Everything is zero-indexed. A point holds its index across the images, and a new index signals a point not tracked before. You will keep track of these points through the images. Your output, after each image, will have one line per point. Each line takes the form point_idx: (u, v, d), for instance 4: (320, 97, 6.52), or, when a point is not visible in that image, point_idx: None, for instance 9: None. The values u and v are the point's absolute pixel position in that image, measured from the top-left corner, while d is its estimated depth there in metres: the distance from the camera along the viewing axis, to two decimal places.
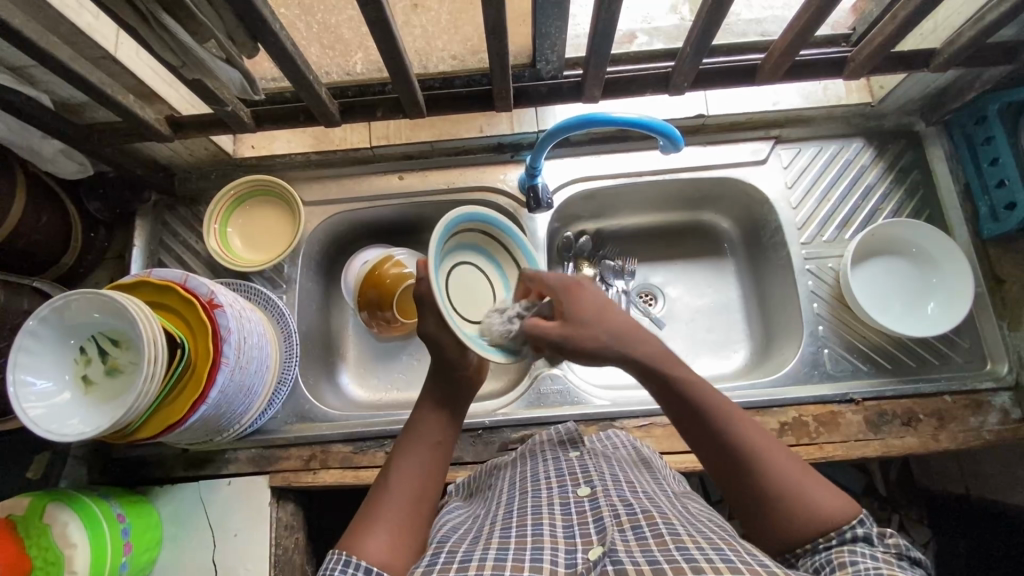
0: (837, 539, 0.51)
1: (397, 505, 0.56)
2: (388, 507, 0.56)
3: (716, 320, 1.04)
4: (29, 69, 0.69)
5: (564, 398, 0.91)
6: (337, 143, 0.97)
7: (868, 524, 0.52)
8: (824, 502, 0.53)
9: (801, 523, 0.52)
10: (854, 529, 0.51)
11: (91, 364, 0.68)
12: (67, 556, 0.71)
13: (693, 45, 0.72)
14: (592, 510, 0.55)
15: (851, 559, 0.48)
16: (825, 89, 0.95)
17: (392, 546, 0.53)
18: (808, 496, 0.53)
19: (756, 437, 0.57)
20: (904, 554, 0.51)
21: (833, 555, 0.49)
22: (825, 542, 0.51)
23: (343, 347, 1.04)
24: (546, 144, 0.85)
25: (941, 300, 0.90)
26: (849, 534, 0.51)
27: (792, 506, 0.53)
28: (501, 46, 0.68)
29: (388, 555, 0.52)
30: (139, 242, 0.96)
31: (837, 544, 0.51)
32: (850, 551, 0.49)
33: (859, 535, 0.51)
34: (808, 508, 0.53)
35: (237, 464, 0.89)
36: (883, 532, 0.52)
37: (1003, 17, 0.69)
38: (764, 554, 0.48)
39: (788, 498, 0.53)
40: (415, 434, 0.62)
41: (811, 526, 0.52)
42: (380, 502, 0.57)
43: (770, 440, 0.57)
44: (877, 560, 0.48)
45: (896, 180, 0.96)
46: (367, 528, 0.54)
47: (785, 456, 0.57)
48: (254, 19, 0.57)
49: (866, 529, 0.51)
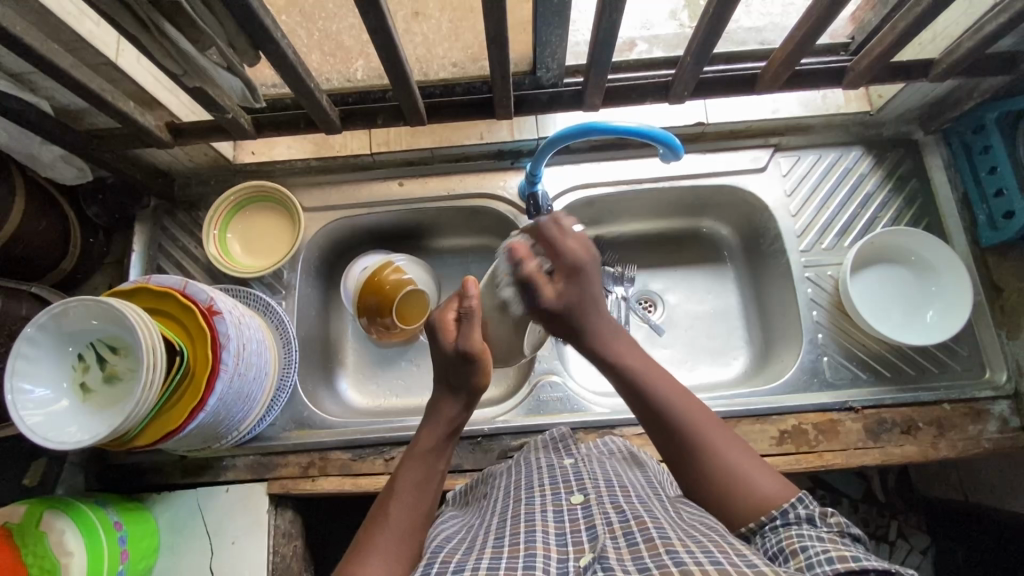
0: (780, 521, 0.53)
1: (399, 534, 0.56)
2: (389, 533, 0.56)
3: (716, 327, 1.04)
4: (30, 75, 0.69)
5: (564, 406, 0.91)
6: (338, 149, 0.98)
7: (811, 503, 0.54)
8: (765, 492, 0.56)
9: (742, 504, 0.56)
10: (796, 511, 0.53)
11: (89, 371, 0.68)
12: (64, 564, 0.71)
13: (693, 55, 0.72)
14: (585, 518, 0.55)
15: (801, 546, 0.49)
16: (824, 98, 0.96)
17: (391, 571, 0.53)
18: (750, 478, 0.57)
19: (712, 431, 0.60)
20: (846, 531, 0.52)
21: (783, 543, 0.51)
22: (769, 523, 0.53)
23: (343, 353, 1.04)
24: (547, 153, 0.85)
25: (940, 308, 0.90)
26: (792, 516, 0.53)
27: (732, 485, 0.57)
28: (502, 54, 0.68)
29: None
30: (138, 248, 0.95)
31: (782, 526, 0.53)
32: (798, 535, 0.51)
33: (801, 516, 0.53)
34: (750, 492, 0.56)
35: (234, 471, 0.88)
36: (824, 512, 0.53)
37: (1001, 28, 0.69)
38: (750, 552, 0.48)
39: (730, 477, 0.57)
40: (421, 460, 0.61)
41: (753, 508, 0.55)
42: (378, 529, 0.56)
43: (722, 430, 0.60)
44: (821, 541, 0.49)
45: (895, 188, 0.96)
46: (364, 557, 0.54)
47: (726, 434, 0.60)
48: (255, 27, 0.57)
49: (808, 509, 0.53)
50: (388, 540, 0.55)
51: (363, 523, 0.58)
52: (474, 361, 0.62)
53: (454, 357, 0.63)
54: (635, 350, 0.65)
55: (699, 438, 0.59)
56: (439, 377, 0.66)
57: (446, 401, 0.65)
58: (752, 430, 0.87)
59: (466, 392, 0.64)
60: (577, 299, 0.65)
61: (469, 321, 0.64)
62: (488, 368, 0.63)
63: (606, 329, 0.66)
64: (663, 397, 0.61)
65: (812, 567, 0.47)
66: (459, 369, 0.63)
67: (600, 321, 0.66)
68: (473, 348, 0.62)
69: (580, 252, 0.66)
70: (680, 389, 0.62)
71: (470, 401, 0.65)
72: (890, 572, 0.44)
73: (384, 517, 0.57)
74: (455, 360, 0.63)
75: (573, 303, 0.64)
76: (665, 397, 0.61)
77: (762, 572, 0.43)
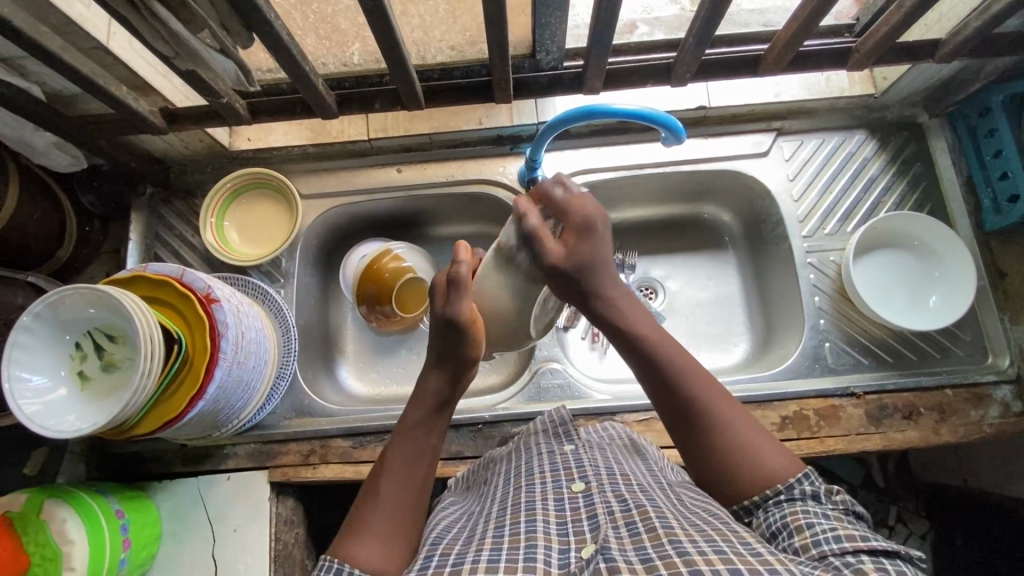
0: (785, 496, 0.53)
1: (392, 510, 0.55)
2: (383, 508, 0.55)
3: (718, 314, 1.03)
4: (20, 60, 0.68)
5: (565, 392, 0.91)
6: (335, 135, 0.96)
7: (817, 481, 0.54)
8: (772, 458, 0.56)
9: (746, 479, 0.55)
10: (802, 487, 0.53)
11: (87, 360, 0.67)
12: (65, 552, 0.71)
13: (696, 36, 0.71)
14: (587, 506, 0.55)
15: (807, 522, 0.50)
16: (827, 80, 0.94)
17: (391, 550, 0.53)
18: (755, 449, 0.56)
19: (717, 400, 0.58)
20: (850, 509, 0.53)
21: (788, 518, 0.51)
22: (773, 497, 0.54)
23: (342, 342, 1.03)
24: (546, 137, 0.83)
25: (942, 293, 0.89)
26: (797, 492, 0.53)
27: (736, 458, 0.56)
28: (500, 36, 0.67)
29: (382, 559, 0.52)
30: (135, 236, 0.94)
31: (787, 501, 0.53)
32: (804, 511, 0.51)
33: (807, 492, 0.53)
34: (757, 466, 0.55)
35: (235, 459, 0.88)
36: (829, 489, 0.54)
37: (1009, 7, 0.68)
38: (753, 539, 0.48)
39: (736, 452, 0.56)
40: (409, 435, 0.60)
41: (759, 483, 0.55)
42: (371, 504, 0.56)
43: (729, 400, 0.59)
44: (829, 519, 0.50)
45: (898, 172, 0.95)
46: (361, 531, 0.54)
47: (732, 401, 0.59)
48: (247, 8, 0.56)
49: (813, 486, 0.53)
50: (381, 514, 0.55)
51: (356, 499, 0.58)
52: (463, 330, 0.60)
53: (442, 326, 0.62)
54: (642, 311, 0.63)
55: (706, 413, 0.57)
56: (429, 345, 0.64)
57: (434, 371, 0.63)
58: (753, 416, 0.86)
59: (453, 364, 0.62)
60: (589, 259, 0.61)
61: (459, 287, 0.61)
62: (478, 338, 0.62)
63: (620, 299, 0.63)
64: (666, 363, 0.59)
65: (818, 545, 0.47)
66: (446, 336, 0.61)
67: (611, 280, 0.63)
68: (462, 315, 0.60)
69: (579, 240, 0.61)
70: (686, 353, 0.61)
71: (458, 374, 0.63)
72: (894, 551, 0.46)
73: (377, 492, 0.57)
74: (444, 328, 0.61)
75: (586, 263, 0.60)
76: (672, 362, 0.59)
77: (769, 562, 0.43)
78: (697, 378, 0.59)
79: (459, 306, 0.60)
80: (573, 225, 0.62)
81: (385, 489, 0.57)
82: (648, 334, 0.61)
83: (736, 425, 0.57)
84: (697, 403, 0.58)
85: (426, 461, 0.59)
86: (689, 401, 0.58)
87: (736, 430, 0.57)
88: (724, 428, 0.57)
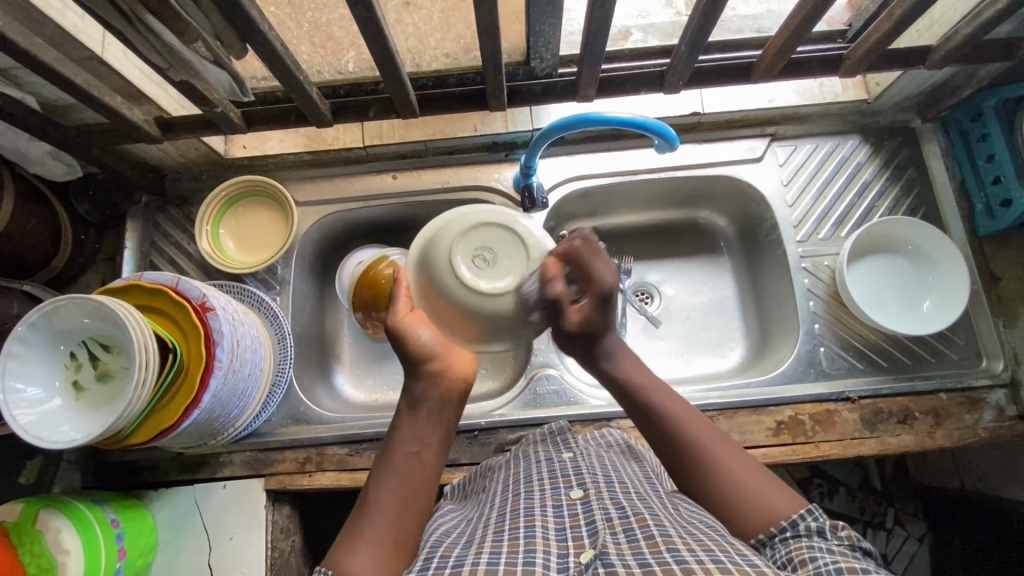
0: (791, 532, 0.52)
1: (383, 516, 0.56)
2: (375, 515, 0.56)
3: (713, 319, 1.03)
4: (14, 71, 0.68)
5: (561, 399, 0.91)
6: (330, 142, 0.97)
7: (821, 516, 0.53)
8: (772, 497, 0.56)
9: (750, 519, 0.55)
10: (807, 523, 0.52)
11: (82, 370, 0.67)
12: (61, 563, 0.70)
13: (689, 44, 0.71)
14: (585, 512, 0.55)
15: (811, 555, 0.48)
16: (821, 86, 0.95)
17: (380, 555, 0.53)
18: (757, 490, 0.57)
19: (716, 444, 0.60)
20: (856, 545, 0.52)
21: (791, 553, 0.50)
22: (778, 534, 0.53)
23: (338, 348, 1.03)
24: (541, 144, 0.84)
25: (936, 298, 0.90)
26: (802, 528, 0.52)
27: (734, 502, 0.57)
28: (494, 45, 0.67)
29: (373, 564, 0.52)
30: (130, 244, 0.94)
31: (792, 538, 0.52)
32: (808, 547, 0.50)
33: (812, 528, 0.52)
34: (760, 504, 0.55)
35: (231, 467, 0.88)
36: (835, 525, 0.52)
37: (999, 14, 0.69)
38: (752, 552, 0.48)
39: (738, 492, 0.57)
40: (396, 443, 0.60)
41: (761, 520, 0.54)
42: (360, 515, 0.56)
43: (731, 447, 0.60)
44: (831, 553, 0.49)
45: (892, 176, 0.95)
46: (355, 539, 0.54)
47: (733, 446, 0.61)
48: (241, 20, 0.56)
49: (818, 522, 0.52)
50: (372, 521, 0.55)
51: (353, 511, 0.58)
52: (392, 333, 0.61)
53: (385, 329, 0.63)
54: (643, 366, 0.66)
55: (706, 457, 0.59)
56: None
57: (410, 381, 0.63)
58: (748, 421, 0.87)
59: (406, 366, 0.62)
60: (600, 322, 0.63)
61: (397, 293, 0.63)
62: (415, 339, 0.61)
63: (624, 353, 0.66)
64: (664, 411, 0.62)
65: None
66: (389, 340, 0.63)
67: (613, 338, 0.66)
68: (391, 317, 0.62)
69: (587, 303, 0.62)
70: (684, 404, 0.64)
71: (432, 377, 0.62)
72: None
73: (370, 503, 0.57)
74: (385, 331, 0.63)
75: (597, 328, 0.63)
76: (669, 411, 0.62)
77: (764, 573, 0.43)
78: (695, 428, 0.61)
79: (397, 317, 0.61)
80: (596, 293, 0.61)
81: (373, 500, 0.57)
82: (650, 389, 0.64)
83: (736, 467, 0.58)
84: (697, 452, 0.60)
85: (409, 466, 0.59)
86: (685, 446, 0.60)
87: (736, 472, 0.58)
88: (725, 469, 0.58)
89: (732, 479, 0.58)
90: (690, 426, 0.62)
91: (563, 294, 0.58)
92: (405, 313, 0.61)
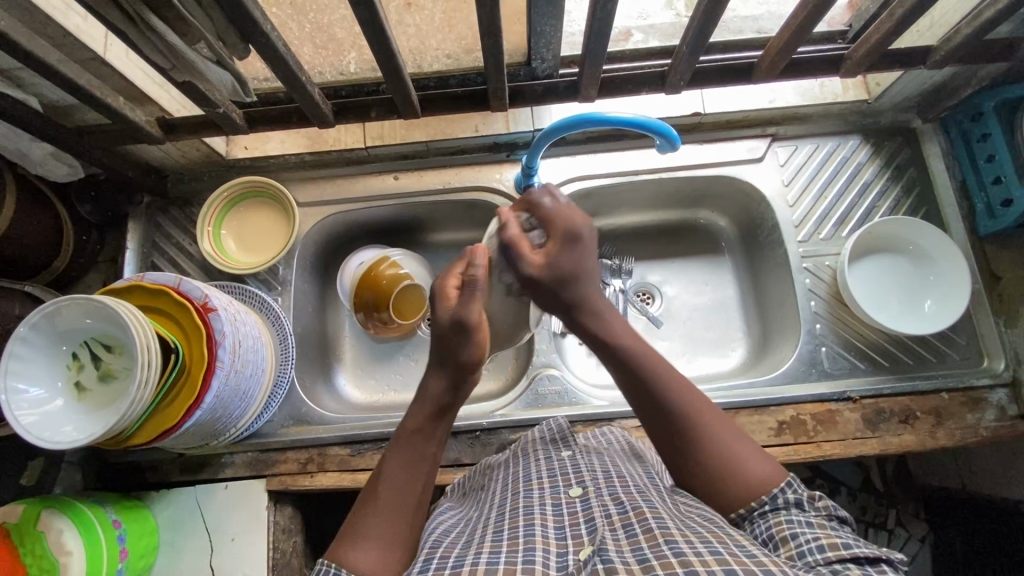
0: (770, 506, 0.53)
1: (390, 515, 0.55)
2: (380, 514, 0.55)
3: (714, 318, 1.04)
4: (17, 72, 0.68)
5: (563, 399, 0.91)
6: (331, 143, 0.96)
7: (799, 488, 0.54)
8: (756, 469, 0.56)
9: (734, 493, 0.56)
10: (785, 495, 0.54)
11: (83, 370, 0.67)
12: (63, 563, 0.70)
13: (689, 44, 0.71)
14: (584, 510, 0.55)
15: (792, 532, 0.50)
16: (822, 86, 0.95)
17: (383, 559, 0.53)
18: (742, 460, 0.56)
19: (700, 409, 0.58)
20: (834, 515, 0.53)
21: (773, 530, 0.51)
22: (758, 509, 0.54)
23: (339, 349, 1.03)
24: (541, 145, 0.83)
25: (937, 297, 0.90)
26: (781, 501, 0.53)
27: (723, 469, 0.56)
28: (495, 46, 0.67)
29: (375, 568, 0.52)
30: (132, 244, 0.94)
31: (772, 511, 0.53)
32: (788, 521, 0.51)
33: (790, 501, 0.53)
34: (743, 480, 0.56)
35: (233, 468, 0.88)
36: (812, 495, 0.54)
37: (999, 15, 0.69)
38: (749, 543, 0.48)
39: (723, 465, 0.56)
40: (407, 442, 0.60)
41: (746, 496, 0.55)
42: (371, 513, 0.56)
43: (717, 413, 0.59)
44: (812, 527, 0.50)
45: (893, 177, 0.96)
46: (359, 534, 0.54)
47: (718, 413, 0.59)
48: (244, 22, 0.56)
49: (797, 494, 0.53)
50: (378, 519, 0.55)
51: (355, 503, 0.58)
52: (470, 333, 0.58)
53: (449, 326, 0.58)
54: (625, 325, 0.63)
55: (690, 417, 0.58)
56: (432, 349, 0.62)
57: (434, 374, 0.61)
58: (750, 421, 0.87)
59: (454, 368, 0.60)
60: (575, 270, 0.60)
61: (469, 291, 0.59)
62: (483, 341, 0.59)
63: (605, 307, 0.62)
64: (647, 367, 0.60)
65: (804, 557, 0.47)
66: (451, 337, 0.59)
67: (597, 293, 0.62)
68: (470, 317, 0.58)
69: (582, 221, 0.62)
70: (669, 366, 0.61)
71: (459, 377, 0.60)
72: (878, 559, 0.47)
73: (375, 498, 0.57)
74: (451, 329, 0.58)
75: (565, 273, 0.60)
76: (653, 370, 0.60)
77: (764, 563, 0.44)
78: (677, 388, 0.59)
79: (472, 314, 0.58)
80: (557, 236, 0.61)
81: (380, 496, 0.57)
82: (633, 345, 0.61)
83: (718, 434, 0.58)
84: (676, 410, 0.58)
85: (422, 467, 0.59)
86: (666, 408, 0.58)
87: (719, 441, 0.57)
88: (708, 439, 0.57)
89: (714, 443, 0.57)
90: (673, 386, 0.59)
91: (522, 238, 0.62)
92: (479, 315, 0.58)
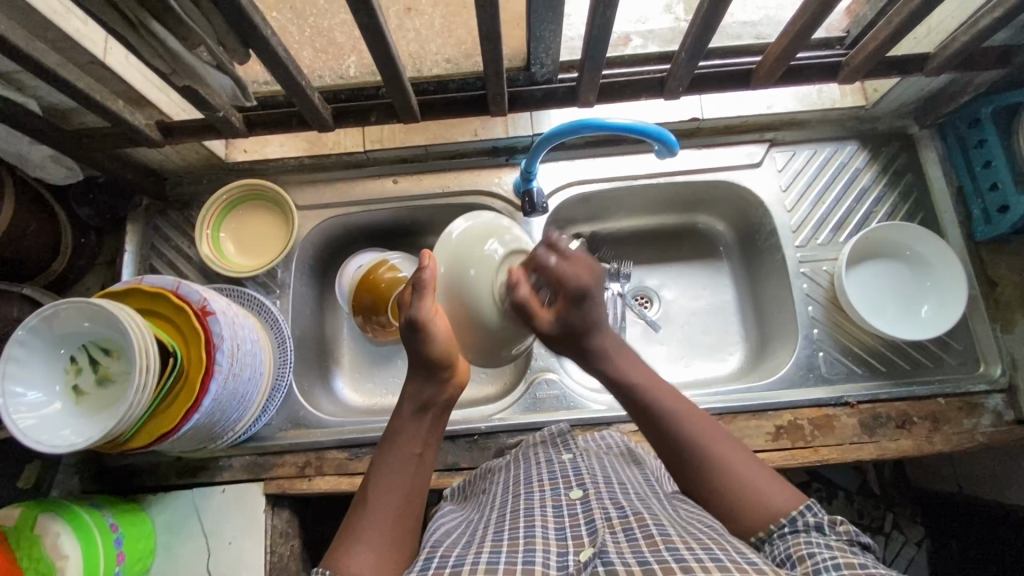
0: (789, 528, 0.53)
1: (384, 514, 0.56)
2: (374, 513, 0.56)
3: (713, 323, 1.04)
4: (17, 75, 0.68)
5: (561, 403, 0.91)
6: (331, 146, 0.96)
7: (819, 511, 0.54)
8: (772, 493, 0.56)
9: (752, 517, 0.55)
10: (805, 518, 0.53)
11: (82, 373, 0.67)
12: (60, 567, 0.70)
13: (688, 50, 0.71)
14: (584, 512, 0.56)
15: (808, 552, 0.49)
16: (820, 92, 0.95)
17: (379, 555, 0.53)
18: (758, 485, 0.57)
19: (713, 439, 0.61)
20: (855, 539, 0.52)
21: (790, 549, 0.51)
22: (777, 531, 0.54)
23: (338, 352, 1.03)
24: (541, 150, 0.84)
25: (934, 304, 0.90)
26: (800, 523, 0.53)
27: (740, 493, 0.57)
28: (495, 52, 0.67)
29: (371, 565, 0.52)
30: (130, 247, 0.94)
31: (790, 533, 0.53)
32: (806, 542, 0.51)
33: (810, 524, 0.53)
34: (759, 504, 0.56)
35: (231, 471, 0.88)
36: (834, 519, 0.53)
37: (996, 23, 0.69)
38: (752, 550, 0.48)
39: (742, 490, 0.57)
40: (397, 443, 0.62)
41: (761, 518, 0.55)
42: (365, 512, 0.57)
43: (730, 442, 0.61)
44: (830, 548, 0.49)
45: (890, 182, 0.96)
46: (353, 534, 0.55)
47: (732, 442, 0.61)
48: (244, 27, 0.56)
49: (816, 517, 0.53)
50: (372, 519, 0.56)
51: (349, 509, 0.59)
52: (421, 331, 0.60)
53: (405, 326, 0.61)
54: (639, 363, 0.67)
55: (704, 448, 0.60)
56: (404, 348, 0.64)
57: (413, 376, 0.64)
58: (748, 425, 0.87)
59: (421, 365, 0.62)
60: (583, 324, 0.63)
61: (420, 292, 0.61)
62: (434, 340, 0.60)
63: (617, 350, 0.66)
64: (659, 402, 0.63)
65: (819, 573, 0.47)
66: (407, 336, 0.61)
67: (607, 337, 0.66)
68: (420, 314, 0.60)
69: (587, 276, 0.63)
70: (683, 402, 0.64)
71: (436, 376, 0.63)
72: None
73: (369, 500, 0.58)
74: (405, 328, 0.61)
75: (576, 328, 0.63)
76: (667, 407, 0.63)
77: (763, 570, 0.44)
78: (690, 422, 0.62)
79: (422, 311, 0.60)
80: (568, 294, 0.62)
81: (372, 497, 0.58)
82: (645, 384, 0.65)
83: (733, 462, 0.59)
84: (693, 443, 0.60)
85: (413, 467, 0.60)
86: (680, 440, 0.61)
87: (734, 468, 0.59)
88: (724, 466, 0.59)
89: (730, 470, 0.58)
90: (688, 421, 0.62)
91: (533, 297, 0.60)
92: (430, 314, 0.60)
